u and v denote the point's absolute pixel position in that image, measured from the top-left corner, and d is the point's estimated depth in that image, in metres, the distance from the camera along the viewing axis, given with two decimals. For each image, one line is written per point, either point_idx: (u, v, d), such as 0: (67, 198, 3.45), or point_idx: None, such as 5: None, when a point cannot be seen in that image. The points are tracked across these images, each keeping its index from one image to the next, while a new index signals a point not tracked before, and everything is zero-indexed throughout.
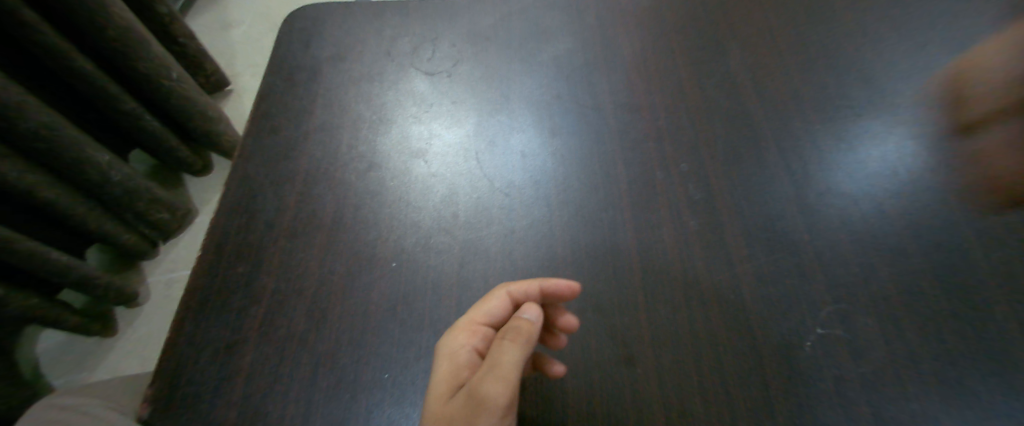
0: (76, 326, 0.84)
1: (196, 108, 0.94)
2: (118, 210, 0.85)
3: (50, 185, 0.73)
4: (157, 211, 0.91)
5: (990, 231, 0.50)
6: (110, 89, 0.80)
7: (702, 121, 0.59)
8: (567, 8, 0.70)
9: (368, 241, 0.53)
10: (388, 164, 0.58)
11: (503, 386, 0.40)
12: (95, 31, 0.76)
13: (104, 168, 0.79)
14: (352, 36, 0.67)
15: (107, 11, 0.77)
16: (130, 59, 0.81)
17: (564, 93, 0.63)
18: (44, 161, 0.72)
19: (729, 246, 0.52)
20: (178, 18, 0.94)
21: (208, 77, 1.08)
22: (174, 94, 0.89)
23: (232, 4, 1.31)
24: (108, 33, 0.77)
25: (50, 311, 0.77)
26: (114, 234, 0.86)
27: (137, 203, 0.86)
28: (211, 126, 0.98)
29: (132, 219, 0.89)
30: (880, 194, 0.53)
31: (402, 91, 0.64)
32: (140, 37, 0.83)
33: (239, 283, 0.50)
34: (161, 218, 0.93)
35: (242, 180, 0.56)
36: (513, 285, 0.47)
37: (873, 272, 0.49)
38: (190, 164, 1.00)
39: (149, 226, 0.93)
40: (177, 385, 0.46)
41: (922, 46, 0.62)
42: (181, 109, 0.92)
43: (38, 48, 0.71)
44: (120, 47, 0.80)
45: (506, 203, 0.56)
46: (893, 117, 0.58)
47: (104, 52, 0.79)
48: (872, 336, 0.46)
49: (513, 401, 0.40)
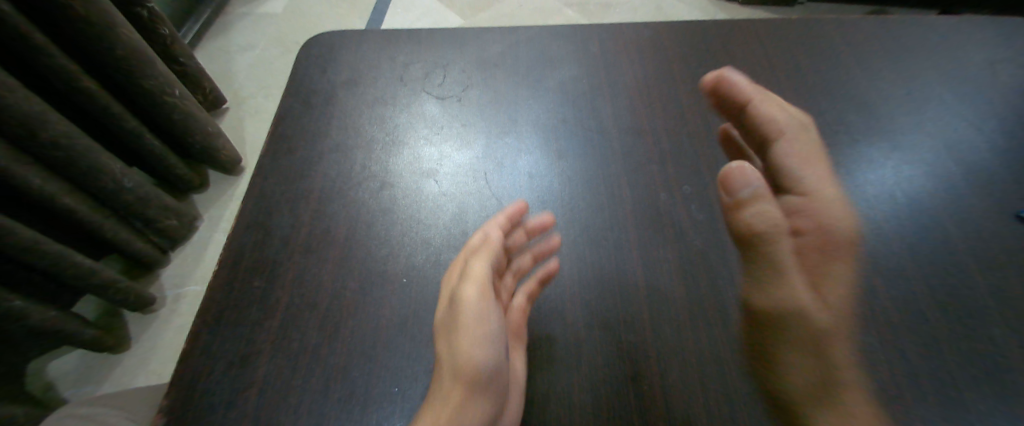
0: (92, 342, 0.83)
1: (200, 125, 0.94)
2: (128, 218, 0.86)
3: (68, 192, 0.74)
4: (165, 219, 0.92)
5: (985, 253, 0.52)
6: (116, 108, 0.80)
7: (704, 144, 0.61)
8: (572, 37, 0.73)
9: (380, 257, 0.54)
10: (400, 183, 0.60)
11: (473, 285, 0.47)
12: (102, 50, 0.76)
13: (118, 178, 0.80)
14: (368, 61, 0.70)
15: (116, 31, 0.76)
16: (136, 77, 0.81)
17: (570, 118, 0.65)
18: (57, 165, 0.73)
19: (732, 266, 0.53)
20: (178, 38, 0.96)
21: (207, 94, 1.09)
22: (178, 111, 0.89)
23: (247, 30, 1.35)
24: (115, 51, 0.77)
25: (66, 324, 0.76)
26: (126, 243, 0.86)
27: (147, 211, 0.87)
28: (211, 142, 0.98)
29: (142, 228, 0.89)
30: (876, 217, 0.55)
31: (414, 114, 0.66)
32: (150, 56, 0.83)
33: (255, 297, 0.52)
34: (168, 225, 0.94)
35: (259, 198, 0.58)
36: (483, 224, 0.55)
37: (873, 292, 0.51)
38: (191, 180, 1.00)
39: (158, 234, 0.93)
40: (192, 396, 0.47)
41: (913, 76, 0.65)
42: (185, 127, 0.92)
43: (46, 70, 0.71)
44: (127, 66, 0.80)
45: None
46: (887, 143, 0.60)
47: (110, 70, 0.79)
48: (872, 355, 0.47)
49: (487, 295, 0.47)
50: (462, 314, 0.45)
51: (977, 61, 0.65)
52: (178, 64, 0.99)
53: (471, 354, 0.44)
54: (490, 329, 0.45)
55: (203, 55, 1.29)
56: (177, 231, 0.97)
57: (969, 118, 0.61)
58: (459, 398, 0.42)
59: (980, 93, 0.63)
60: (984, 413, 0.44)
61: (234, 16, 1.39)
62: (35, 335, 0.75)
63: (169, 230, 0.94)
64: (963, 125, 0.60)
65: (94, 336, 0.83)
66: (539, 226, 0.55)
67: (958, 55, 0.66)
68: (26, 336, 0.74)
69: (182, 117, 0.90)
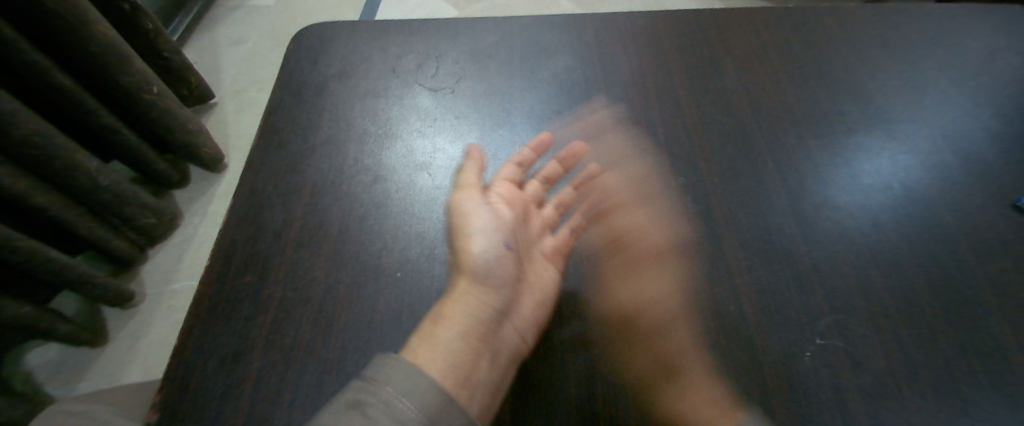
0: (67, 334, 0.80)
1: (179, 123, 0.89)
2: (105, 216, 0.81)
3: (39, 189, 0.70)
4: (145, 217, 0.87)
5: (982, 244, 0.52)
6: (86, 102, 0.76)
7: (700, 135, 0.61)
8: (566, 27, 0.72)
9: (374, 252, 0.54)
10: (394, 176, 0.59)
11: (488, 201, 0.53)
12: (73, 42, 0.72)
13: (94, 175, 0.75)
14: (360, 53, 0.69)
15: (89, 25, 0.73)
16: (112, 73, 0.78)
17: (564, 108, 0.65)
18: (26, 163, 0.68)
19: (728, 257, 0.53)
20: (162, 32, 0.95)
21: (193, 88, 1.07)
22: (156, 108, 0.84)
23: (238, 22, 1.34)
24: (89, 47, 0.74)
25: (39, 318, 0.74)
26: (106, 243, 0.83)
27: (125, 210, 0.82)
28: (191, 140, 0.93)
29: (120, 225, 0.85)
30: (873, 207, 0.55)
31: (408, 106, 0.65)
32: (126, 49, 0.79)
33: (247, 292, 0.51)
34: (148, 224, 0.89)
35: (249, 193, 0.57)
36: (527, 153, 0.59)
37: (869, 282, 0.50)
38: (170, 176, 0.96)
39: (136, 231, 0.88)
40: (184, 393, 0.47)
41: (911, 65, 0.64)
42: (163, 124, 0.87)
43: (22, 67, 0.68)
44: (101, 61, 0.76)
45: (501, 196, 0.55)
46: (885, 132, 0.59)
47: (82, 61, 0.75)
48: (870, 345, 0.47)
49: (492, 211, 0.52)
50: (458, 217, 0.52)
51: (974, 49, 0.64)
52: (162, 60, 0.97)
53: (471, 248, 0.50)
54: (493, 230, 0.51)
55: (195, 48, 1.28)
56: (157, 229, 0.92)
57: (966, 106, 0.60)
58: (462, 287, 0.48)
59: (978, 82, 0.62)
60: (982, 403, 0.44)
61: (225, 9, 1.37)
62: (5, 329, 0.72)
63: (148, 228, 0.90)
64: (962, 114, 0.60)
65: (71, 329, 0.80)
66: (571, 155, 0.60)
67: (956, 44, 0.65)
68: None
69: (159, 114, 0.85)
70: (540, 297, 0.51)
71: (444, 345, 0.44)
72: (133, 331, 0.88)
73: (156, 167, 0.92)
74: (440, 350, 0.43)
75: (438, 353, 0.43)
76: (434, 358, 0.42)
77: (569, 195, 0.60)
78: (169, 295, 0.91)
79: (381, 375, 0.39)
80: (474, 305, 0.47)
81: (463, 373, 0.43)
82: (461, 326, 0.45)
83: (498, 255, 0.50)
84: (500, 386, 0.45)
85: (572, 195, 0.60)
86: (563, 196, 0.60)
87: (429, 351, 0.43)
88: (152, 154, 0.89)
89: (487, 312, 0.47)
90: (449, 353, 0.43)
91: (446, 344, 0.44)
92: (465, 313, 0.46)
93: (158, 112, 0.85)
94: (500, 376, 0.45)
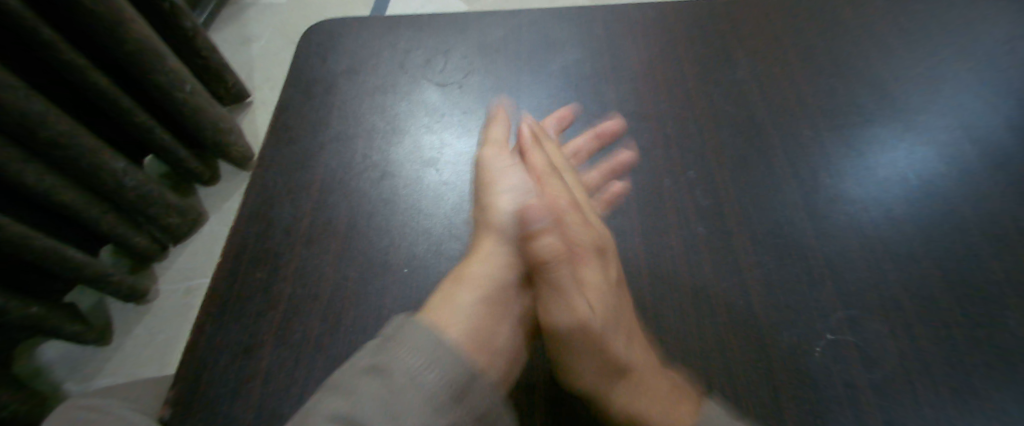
0: (78, 333, 0.80)
1: (210, 120, 0.88)
2: (128, 213, 0.81)
3: (66, 188, 0.69)
4: (168, 215, 0.87)
5: (1002, 238, 0.50)
6: (121, 101, 0.75)
7: (710, 128, 0.60)
8: (575, 20, 0.71)
9: (382, 248, 0.54)
10: (402, 172, 0.60)
11: (514, 174, 0.51)
12: (105, 38, 0.71)
13: (119, 176, 0.75)
14: (368, 49, 0.70)
15: (126, 24, 0.71)
16: (146, 70, 0.76)
17: (572, 103, 0.64)
18: (59, 162, 0.68)
19: (737, 252, 0.52)
20: (200, 30, 0.93)
21: (230, 89, 1.08)
22: (187, 106, 0.84)
23: (249, 20, 1.35)
24: (123, 47, 0.72)
25: (48, 314, 0.72)
26: (128, 238, 0.83)
27: (148, 207, 0.82)
28: (223, 137, 0.92)
29: (144, 222, 0.84)
30: (889, 201, 0.53)
31: (415, 102, 0.65)
32: (158, 47, 0.77)
33: (259, 288, 0.52)
34: (170, 223, 0.88)
35: (261, 190, 0.58)
36: (547, 127, 0.61)
37: (884, 278, 0.49)
38: (201, 174, 0.95)
39: (160, 229, 0.88)
40: (197, 385, 0.48)
41: (930, 55, 0.62)
42: (193, 120, 0.86)
43: (58, 67, 0.67)
44: (132, 56, 0.74)
45: (496, 192, 0.55)
46: (902, 124, 0.58)
47: (111, 56, 0.73)
48: (882, 341, 0.46)
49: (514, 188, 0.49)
50: (484, 174, 0.52)
51: (996, 38, 0.62)
52: (201, 59, 0.96)
53: (497, 205, 0.49)
54: (521, 191, 0.49)
55: None
56: (180, 228, 0.91)
57: (988, 98, 0.58)
58: (485, 249, 0.48)
59: (1000, 71, 0.60)
60: (996, 402, 0.43)
61: (237, 7, 1.38)
62: (16, 329, 0.72)
63: (171, 227, 0.89)
64: (981, 104, 0.58)
65: (82, 327, 0.80)
66: (607, 133, 0.61)
67: (977, 33, 0.63)
68: (8, 330, 0.71)
69: (191, 111, 0.85)
70: (548, 272, 0.52)
71: (460, 305, 0.44)
72: (153, 327, 0.87)
73: (186, 165, 0.91)
74: (456, 314, 0.43)
75: (455, 313, 0.43)
76: (451, 320, 0.43)
77: (594, 177, 0.59)
78: (186, 292, 0.91)
79: (405, 341, 0.39)
80: (495, 265, 0.47)
81: (485, 334, 0.43)
82: (480, 286, 0.46)
83: (516, 218, 0.48)
84: (514, 354, 0.46)
85: (600, 178, 0.59)
86: (590, 178, 0.59)
87: (447, 315, 0.43)
88: (182, 151, 0.89)
89: (508, 272, 0.47)
90: (468, 319, 0.43)
91: (467, 302, 0.44)
92: (485, 273, 0.47)
93: (190, 109, 0.84)
94: (517, 339, 0.46)
